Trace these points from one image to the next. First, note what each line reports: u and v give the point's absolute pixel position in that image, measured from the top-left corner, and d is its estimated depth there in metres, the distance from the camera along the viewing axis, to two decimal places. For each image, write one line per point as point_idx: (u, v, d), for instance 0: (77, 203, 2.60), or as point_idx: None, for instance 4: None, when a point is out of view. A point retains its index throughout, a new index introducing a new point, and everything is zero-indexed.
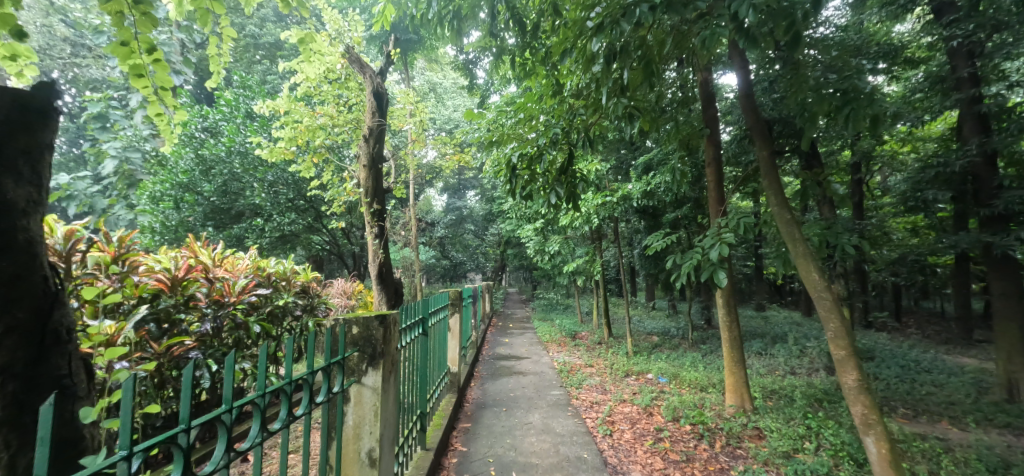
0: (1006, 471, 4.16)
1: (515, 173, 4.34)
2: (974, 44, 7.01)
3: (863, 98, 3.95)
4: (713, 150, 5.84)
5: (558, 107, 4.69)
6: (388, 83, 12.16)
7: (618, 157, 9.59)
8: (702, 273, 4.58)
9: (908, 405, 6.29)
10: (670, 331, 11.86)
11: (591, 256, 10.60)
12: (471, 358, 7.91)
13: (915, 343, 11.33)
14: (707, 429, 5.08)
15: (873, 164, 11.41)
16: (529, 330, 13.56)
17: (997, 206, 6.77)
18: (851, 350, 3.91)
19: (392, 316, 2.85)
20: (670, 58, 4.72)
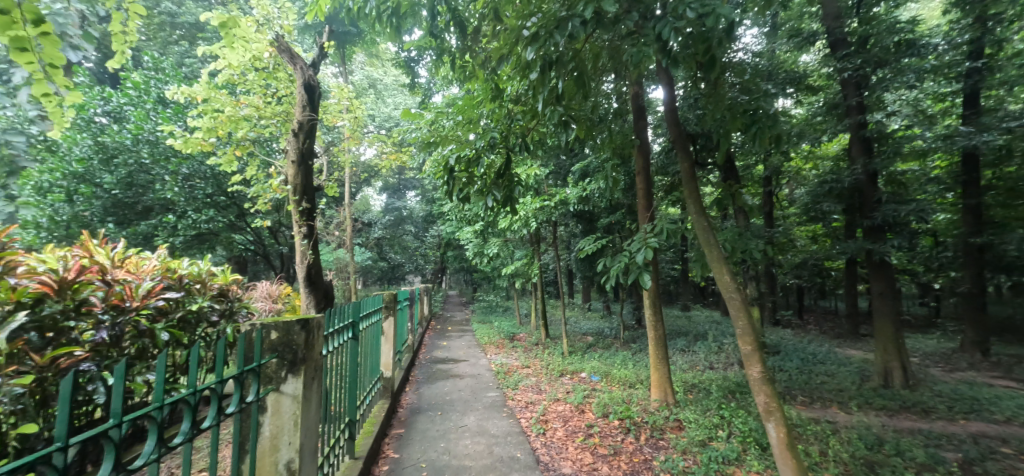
0: (881, 448, 4.73)
1: (452, 175, 4.31)
2: (861, 77, 7.84)
3: (767, 119, 4.37)
4: (642, 160, 6.15)
5: (497, 111, 4.73)
6: (323, 75, 11.65)
7: (557, 163, 9.83)
8: (630, 275, 4.79)
9: (805, 393, 6.93)
10: (604, 331, 12.29)
11: (529, 258, 10.75)
12: (406, 362, 7.77)
13: (815, 339, 12.54)
14: (634, 423, 5.32)
15: (782, 178, 12.51)
16: (467, 332, 13.51)
17: (877, 217, 7.63)
18: (756, 344, 4.17)
19: (316, 321, 2.75)
20: (604, 72, 4.91)
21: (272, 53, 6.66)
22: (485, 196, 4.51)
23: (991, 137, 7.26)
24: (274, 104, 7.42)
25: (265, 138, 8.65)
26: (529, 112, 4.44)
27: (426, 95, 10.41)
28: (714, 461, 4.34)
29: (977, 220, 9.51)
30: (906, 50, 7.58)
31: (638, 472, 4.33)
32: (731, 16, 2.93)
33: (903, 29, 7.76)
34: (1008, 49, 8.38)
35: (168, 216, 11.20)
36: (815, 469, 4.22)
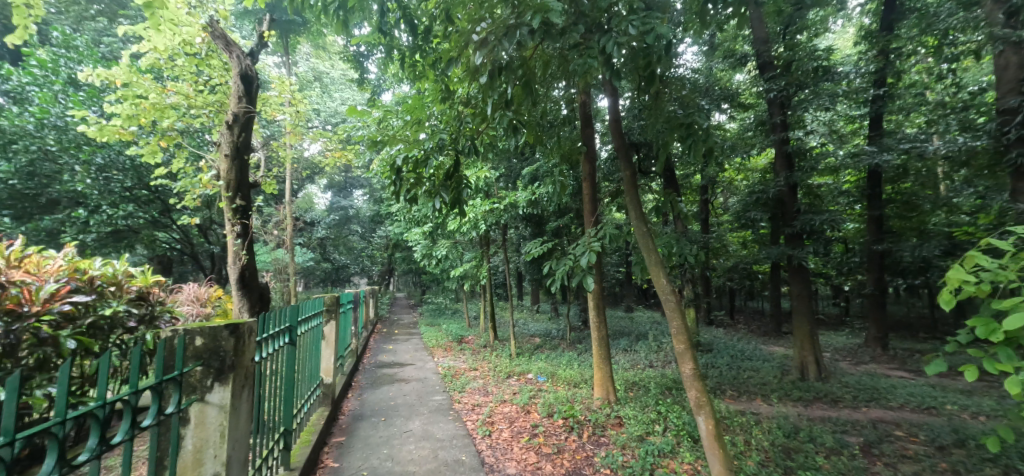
0: (797, 435, 5.12)
1: (399, 176, 4.21)
2: (786, 96, 8.40)
3: (701, 132, 4.65)
4: (589, 166, 6.33)
5: (447, 112, 4.69)
6: (263, 65, 11.08)
7: (508, 165, 9.91)
8: (574, 278, 4.90)
9: (733, 388, 7.38)
10: (551, 333, 12.51)
11: (478, 261, 10.76)
12: (349, 367, 7.55)
13: (745, 338, 13.37)
14: (577, 421, 5.45)
15: (717, 187, 13.26)
16: (414, 336, 13.29)
17: (796, 226, 8.26)
18: (689, 343, 4.33)
19: (247, 326, 2.63)
20: (553, 78, 4.99)
21: (205, 39, 6.29)
22: (433, 197, 4.47)
23: (890, 157, 8.07)
24: (206, 92, 7.02)
25: (194, 128, 8.12)
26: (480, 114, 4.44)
27: (375, 92, 10.17)
28: (650, 454, 4.54)
29: (881, 230, 10.52)
30: (823, 76, 8.26)
31: (579, 469, 4.44)
32: (670, 34, 3.10)
33: (820, 57, 8.51)
34: (909, 78, 9.36)
35: (78, 211, 10.30)
36: (739, 457, 4.49)
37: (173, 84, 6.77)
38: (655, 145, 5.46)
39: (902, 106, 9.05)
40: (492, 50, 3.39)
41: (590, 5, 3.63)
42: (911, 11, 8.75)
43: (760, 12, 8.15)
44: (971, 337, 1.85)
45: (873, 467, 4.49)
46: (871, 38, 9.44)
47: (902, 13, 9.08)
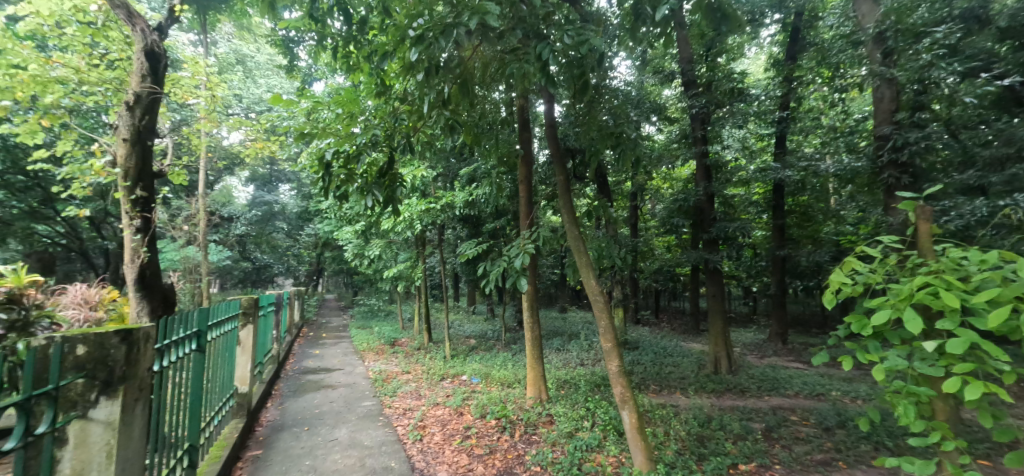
0: (710, 424, 5.51)
1: (328, 171, 4.00)
2: (706, 113, 8.98)
3: (630, 141, 4.88)
4: (525, 170, 6.43)
5: (382, 107, 4.57)
6: (176, 43, 10.19)
7: (445, 165, 9.84)
8: (508, 279, 4.96)
9: (656, 382, 7.80)
10: (487, 334, 12.55)
11: (413, 261, 10.57)
12: (269, 375, 7.13)
13: (669, 336, 14.17)
14: (509, 421, 5.51)
15: (646, 194, 13.95)
16: (344, 339, 12.80)
17: (713, 232, 8.88)
18: (615, 341, 4.48)
19: (141, 332, 2.35)
20: (492, 80, 4.99)
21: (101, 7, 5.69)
22: (365, 195, 4.31)
23: (791, 173, 8.93)
24: (102, 68, 6.36)
25: (87, 107, 7.33)
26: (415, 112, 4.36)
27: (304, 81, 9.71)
28: (579, 449, 4.69)
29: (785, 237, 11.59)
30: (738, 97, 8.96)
31: (510, 468, 4.51)
32: (602, 47, 3.23)
33: (735, 79, 9.22)
34: (808, 103, 10.42)
35: None
36: (659, 447, 4.74)
37: (61, 54, 6.07)
38: (588, 151, 5.63)
39: (802, 128, 10.17)
40: (428, 48, 3.29)
41: (526, 11, 3.67)
42: (813, 43, 9.74)
43: (683, 33, 8.67)
44: (848, 333, 1.91)
45: (774, 451, 4.94)
46: (779, 65, 10.38)
47: (803, 46, 10.09)
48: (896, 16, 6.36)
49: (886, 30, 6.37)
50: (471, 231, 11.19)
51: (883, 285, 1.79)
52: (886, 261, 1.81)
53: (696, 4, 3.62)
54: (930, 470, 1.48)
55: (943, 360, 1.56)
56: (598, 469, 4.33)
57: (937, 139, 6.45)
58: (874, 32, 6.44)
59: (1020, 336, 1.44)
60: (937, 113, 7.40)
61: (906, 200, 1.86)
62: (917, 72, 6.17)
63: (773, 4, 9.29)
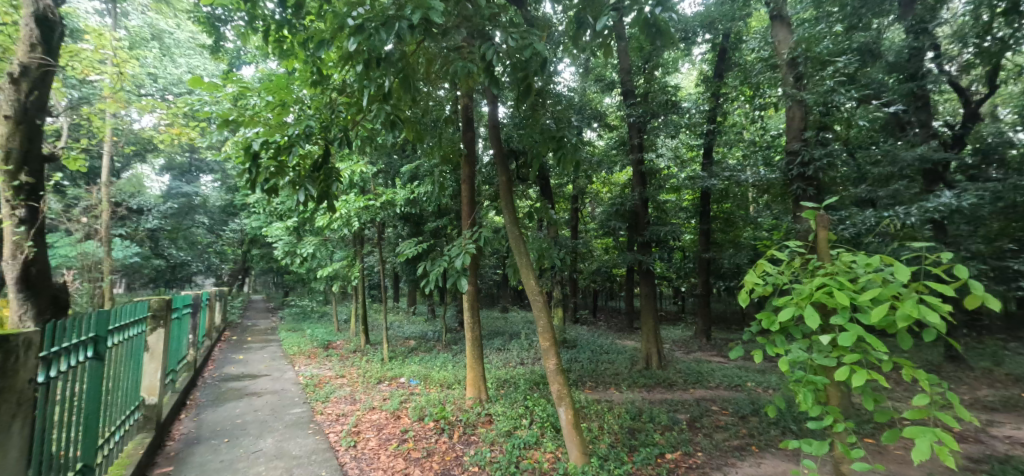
0: (641, 417, 5.78)
1: (255, 162, 3.71)
2: (643, 122, 9.32)
3: (570, 146, 5.03)
4: (468, 169, 6.41)
5: (319, 98, 4.38)
6: (79, 15, 9.20)
7: (386, 162, 9.59)
8: (448, 279, 4.92)
9: (592, 379, 8.06)
10: (427, 335, 12.37)
11: (351, 260, 10.23)
12: (184, 384, 6.60)
13: (606, 334, 14.66)
14: (448, 423, 5.49)
15: (586, 198, 14.36)
16: (273, 343, 12.12)
17: (648, 236, 9.28)
18: (552, 340, 4.56)
19: (18, 340, 2.11)
20: (434, 77, 4.94)
21: None
22: (296, 190, 4.07)
23: (717, 182, 9.54)
24: None
25: None
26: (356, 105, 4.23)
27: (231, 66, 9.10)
28: (517, 448, 4.76)
29: (711, 241, 12.38)
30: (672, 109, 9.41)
31: (448, 470, 4.49)
32: (545, 52, 3.29)
33: (668, 92, 9.74)
34: (733, 119, 11.22)
35: None
36: (594, 441, 4.89)
37: None
38: (531, 153, 5.70)
39: (727, 140, 10.91)
40: (367, 39, 3.19)
41: (471, 11, 3.68)
42: (738, 63, 10.48)
43: (623, 44, 9.02)
44: (760, 330, 2.06)
45: (697, 439, 5.26)
46: (708, 81, 11.08)
47: (730, 64, 10.88)
48: (805, 45, 7.06)
49: (798, 57, 7.05)
50: (412, 231, 11.00)
51: (789, 285, 1.97)
52: (792, 263, 1.99)
53: (633, 18, 3.77)
54: (824, 450, 1.64)
55: (836, 351, 1.75)
56: (535, 466, 4.41)
57: (838, 157, 7.15)
58: (788, 57, 7.10)
59: (896, 329, 1.64)
60: (841, 133, 8.20)
61: (808, 208, 2.04)
62: (823, 95, 6.83)
63: (703, 24, 9.76)
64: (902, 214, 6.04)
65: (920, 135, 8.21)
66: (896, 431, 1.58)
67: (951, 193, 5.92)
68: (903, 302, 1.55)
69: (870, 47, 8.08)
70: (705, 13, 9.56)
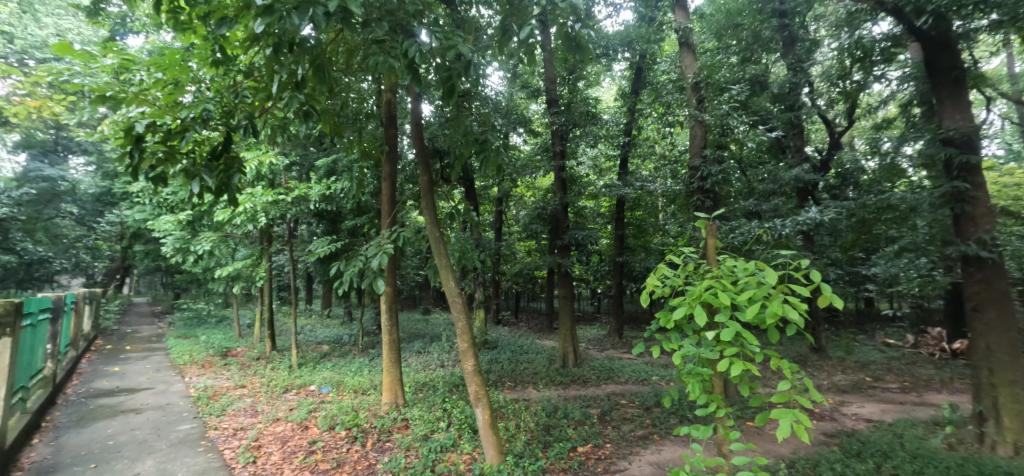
0: (557, 414, 5.96)
1: (139, 146, 3.14)
2: (565, 130, 9.67)
3: (493, 149, 5.06)
4: (389, 166, 6.17)
5: (220, 79, 3.92)
6: None
7: (301, 154, 9.01)
8: (365, 280, 4.67)
9: (511, 379, 8.16)
10: (342, 339, 11.66)
11: (256, 259, 9.33)
12: (36, 403, 5.57)
13: (525, 334, 14.92)
14: (361, 431, 5.22)
15: (509, 200, 14.58)
16: (158, 351, 10.70)
17: (566, 240, 9.63)
18: (471, 341, 4.53)
19: None
20: (355, 69, 4.70)
21: None
22: (188, 181, 3.50)
23: (628, 190, 10.23)
24: None
25: None
26: (264, 91, 3.87)
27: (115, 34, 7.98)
28: (433, 452, 4.66)
29: (622, 246, 13.14)
30: (590, 120, 9.87)
31: None
32: (471, 57, 3.29)
33: (589, 104, 10.22)
34: (646, 132, 12.12)
35: None
36: (510, 440, 4.95)
37: None
38: (453, 154, 5.62)
39: (640, 152, 11.73)
40: (276, 21, 2.93)
41: (395, 5, 3.54)
42: (650, 81, 11.34)
43: (549, 54, 9.34)
44: (659, 328, 2.20)
45: (606, 431, 5.57)
46: (626, 96, 11.86)
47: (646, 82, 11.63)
48: (706, 72, 7.81)
49: (700, 81, 7.70)
50: (328, 229, 10.34)
51: (683, 287, 2.16)
52: (686, 266, 2.19)
53: (555, 31, 3.94)
54: (709, 433, 1.81)
55: (719, 345, 1.94)
56: (451, 468, 4.36)
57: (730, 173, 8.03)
58: (692, 81, 7.79)
59: (767, 325, 1.86)
60: (734, 153, 9.22)
61: (701, 218, 2.25)
62: (720, 118, 7.62)
63: (622, 43, 10.61)
64: (779, 225, 6.93)
65: (794, 159, 9.71)
66: (765, 413, 1.80)
67: (814, 209, 6.90)
68: (771, 301, 1.79)
69: (759, 78, 9.27)
70: (625, 31, 10.43)
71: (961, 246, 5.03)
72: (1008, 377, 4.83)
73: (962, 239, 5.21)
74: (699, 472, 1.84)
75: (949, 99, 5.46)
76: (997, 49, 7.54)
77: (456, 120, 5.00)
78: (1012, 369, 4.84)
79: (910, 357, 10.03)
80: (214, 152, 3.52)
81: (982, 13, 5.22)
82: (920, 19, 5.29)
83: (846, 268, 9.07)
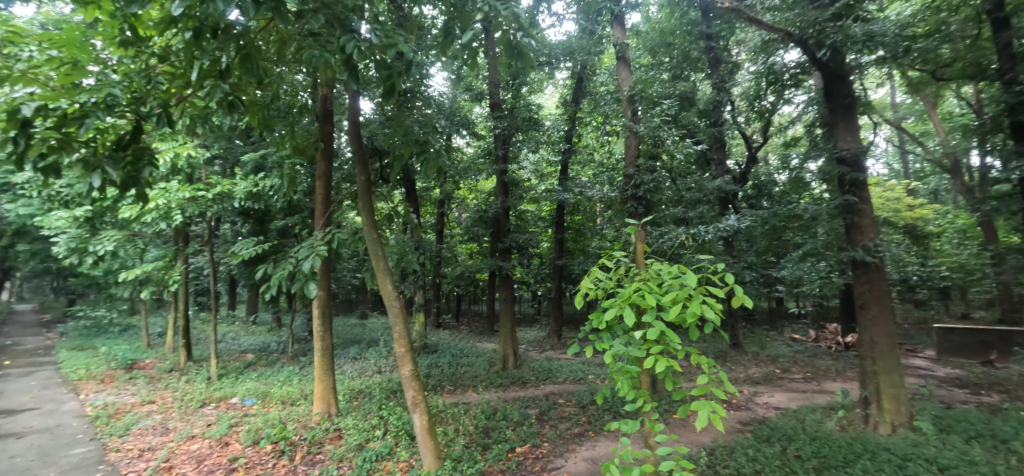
0: (497, 416, 5.94)
1: (25, 131, 2.61)
2: (507, 135, 9.74)
3: (433, 151, 4.96)
4: (324, 165, 5.89)
5: (130, 62, 3.46)
6: None
7: (225, 146, 8.41)
8: (296, 284, 4.33)
9: (450, 383, 8.05)
10: (269, 346, 10.84)
11: (169, 261, 8.46)
12: None
13: (465, 337, 14.76)
14: (289, 444, 4.90)
15: (451, 203, 14.43)
16: (47, 365, 9.43)
17: (507, 243, 9.65)
18: (409, 345, 4.39)
19: None
20: (288, 60, 4.42)
21: None
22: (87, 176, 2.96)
23: (568, 196, 10.51)
24: None
25: None
26: (182, 76, 3.40)
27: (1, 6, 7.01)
28: (367, 462, 4.47)
29: (562, 249, 13.43)
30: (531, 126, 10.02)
31: None
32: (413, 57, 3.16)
33: (531, 110, 10.39)
34: (586, 140, 12.51)
35: None
36: (449, 445, 4.87)
37: None
38: (391, 154, 5.44)
39: (581, 160, 12.11)
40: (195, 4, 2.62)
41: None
42: (591, 92, 11.76)
43: (493, 58, 9.34)
44: (593, 329, 2.28)
45: (544, 431, 5.67)
46: (567, 104, 12.14)
47: (585, 92, 12.00)
48: (641, 87, 8.24)
49: (635, 95, 8.05)
50: (255, 229, 9.61)
51: (615, 290, 2.26)
52: (618, 270, 2.30)
53: (497, 38, 3.84)
54: (637, 427, 1.90)
55: (645, 343, 2.05)
56: None
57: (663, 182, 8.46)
58: (628, 94, 8.10)
59: (687, 324, 1.99)
60: (665, 163, 9.81)
61: (630, 224, 2.39)
62: (652, 129, 7.91)
63: (565, 53, 10.83)
64: (703, 232, 7.47)
65: (716, 171, 10.18)
66: (688, 407, 1.92)
67: (733, 217, 7.51)
68: (691, 302, 1.92)
69: (688, 94, 9.94)
70: (568, 42, 10.64)
71: (851, 252, 5.71)
72: (887, 365, 5.55)
73: (852, 246, 5.93)
74: (628, 464, 1.92)
75: (843, 122, 6.14)
76: (884, 80, 8.55)
77: (396, 120, 4.92)
78: (890, 358, 5.55)
79: (812, 351, 11.19)
80: (120, 141, 2.91)
81: (870, 51, 5.98)
82: (821, 51, 5.92)
83: (761, 271, 9.93)
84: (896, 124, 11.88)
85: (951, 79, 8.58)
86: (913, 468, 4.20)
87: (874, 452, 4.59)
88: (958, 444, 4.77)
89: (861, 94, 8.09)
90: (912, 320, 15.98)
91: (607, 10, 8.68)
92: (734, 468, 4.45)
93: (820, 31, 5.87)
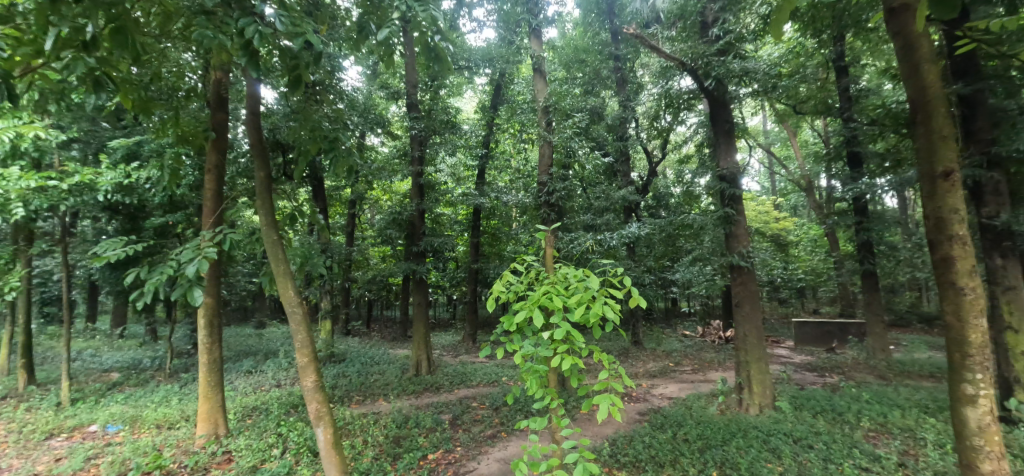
0: (409, 425, 5.72)
1: None
2: (424, 136, 9.53)
3: (342, 149, 4.66)
4: (215, 156, 5.34)
5: None
6: None
7: (85, 128, 7.11)
8: (176, 291, 3.76)
9: (359, 393, 7.60)
10: (141, 363, 9.33)
11: (5, 264, 6.94)
12: None
13: (374, 343, 14.04)
14: (164, 474, 4.27)
15: (363, 203, 13.71)
16: None
17: (421, 246, 9.38)
18: (312, 355, 4.03)
19: None
20: (174, 39, 3.89)
21: None
22: None
23: (484, 200, 10.52)
24: None
25: None
26: (31, 44, 2.75)
27: None
28: None
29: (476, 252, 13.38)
30: (449, 128, 9.92)
31: None
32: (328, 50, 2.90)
33: (449, 113, 10.26)
34: (504, 146, 12.69)
35: None
36: (356, 459, 4.58)
37: None
38: (294, 149, 5.01)
39: (497, 165, 12.22)
40: None
41: None
42: (509, 100, 11.99)
43: (410, 57, 9.09)
44: (513, 334, 2.31)
45: (457, 435, 5.60)
46: (485, 110, 12.24)
47: (504, 99, 12.16)
48: (554, 98, 8.34)
49: (550, 106, 8.18)
50: (124, 227, 8.23)
51: (525, 293, 2.31)
52: (528, 274, 2.35)
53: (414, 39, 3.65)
54: (545, 424, 1.98)
55: (557, 344, 2.14)
56: None
57: (575, 189, 8.92)
58: (542, 105, 8.15)
59: (593, 325, 2.11)
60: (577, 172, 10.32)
61: (541, 229, 2.48)
62: (565, 140, 8.28)
63: (484, 59, 10.86)
64: (608, 237, 8.02)
65: (622, 182, 11.11)
66: (592, 401, 2.03)
67: (635, 224, 8.14)
68: (595, 303, 2.04)
69: (598, 110, 10.57)
70: (487, 49, 10.69)
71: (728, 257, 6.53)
72: (755, 355, 6.41)
73: (729, 253, 6.73)
74: (536, 460, 1.98)
75: (724, 145, 6.97)
76: (757, 110, 9.83)
77: (302, 113, 4.49)
78: (756, 349, 6.42)
79: (699, 345, 12.50)
80: None
81: (746, 84, 6.92)
82: (707, 81, 6.74)
83: (658, 274, 10.86)
84: (767, 148, 13.79)
85: (807, 113, 10.17)
86: (775, 442, 4.90)
87: (745, 431, 5.28)
88: (807, 419, 5.65)
89: (739, 120, 9.32)
90: (776, 315, 18.54)
91: (524, 23, 8.85)
92: (633, 455, 4.82)
93: (707, 63, 6.66)
